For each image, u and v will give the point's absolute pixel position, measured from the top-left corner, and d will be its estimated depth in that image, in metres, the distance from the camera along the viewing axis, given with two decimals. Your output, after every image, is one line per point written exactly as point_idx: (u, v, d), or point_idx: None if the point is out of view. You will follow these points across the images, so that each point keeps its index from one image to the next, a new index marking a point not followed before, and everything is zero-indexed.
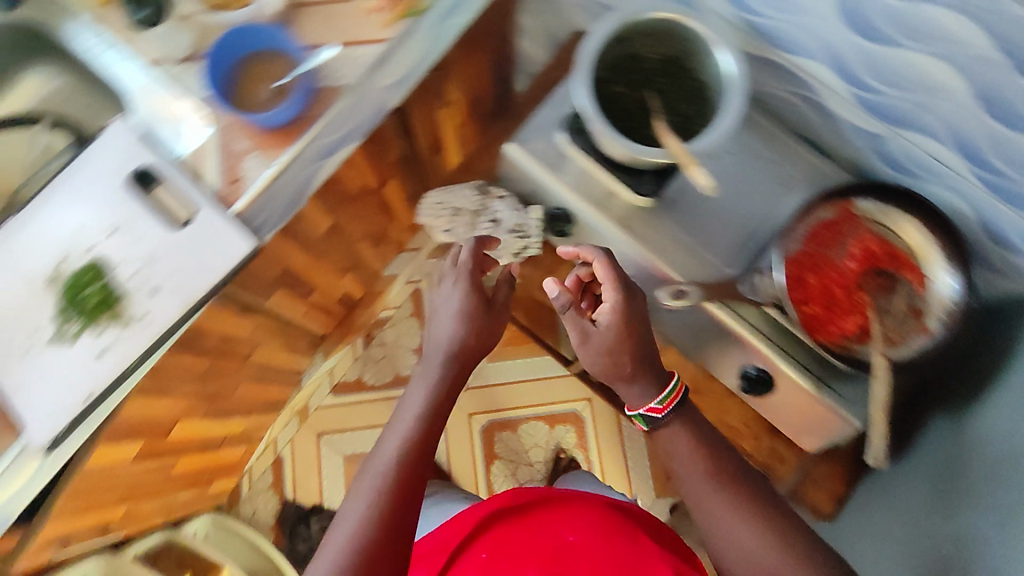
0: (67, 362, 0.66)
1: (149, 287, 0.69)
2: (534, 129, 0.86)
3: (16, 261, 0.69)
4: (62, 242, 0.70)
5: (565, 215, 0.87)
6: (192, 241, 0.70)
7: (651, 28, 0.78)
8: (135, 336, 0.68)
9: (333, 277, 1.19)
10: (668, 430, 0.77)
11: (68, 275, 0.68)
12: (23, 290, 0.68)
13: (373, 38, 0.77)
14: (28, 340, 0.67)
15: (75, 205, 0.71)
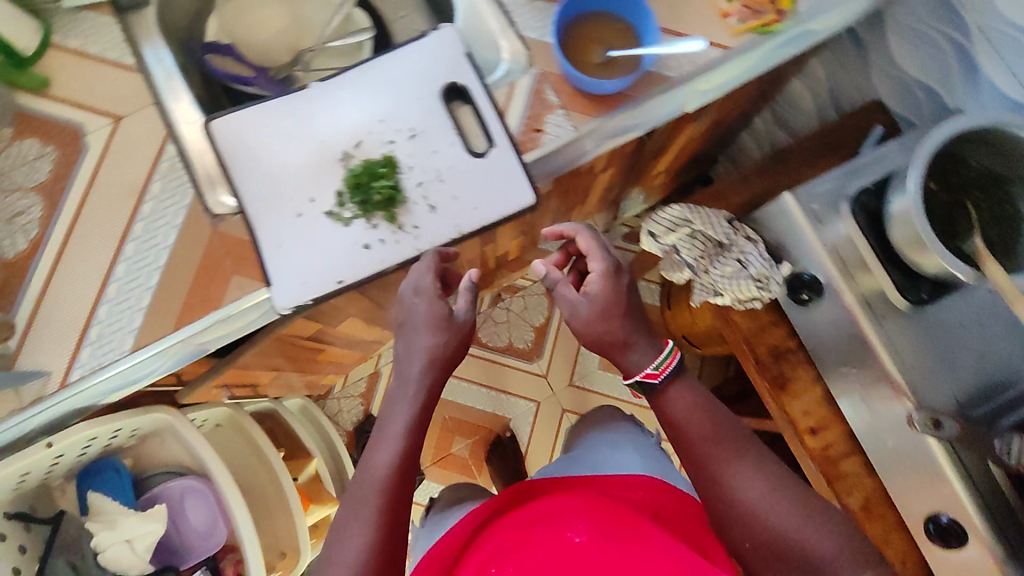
0: (335, 242, 0.67)
1: (431, 204, 0.68)
2: (819, 188, 0.80)
3: (315, 125, 0.69)
4: (364, 125, 0.69)
5: (817, 285, 0.81)
6: (484, 175, 0.69)
7: (999, 138, 0.70)
8: (403, 244, 0.68)
9: (515, 236, 1.17)
10: (670, 394, 0.70)
11: (361, 160, 0.68)
12: (313, 156, 0.68)
13: (718, 40, 0.73)
14: (305, 207, 0.67)
15: (385, 94, 0.70)
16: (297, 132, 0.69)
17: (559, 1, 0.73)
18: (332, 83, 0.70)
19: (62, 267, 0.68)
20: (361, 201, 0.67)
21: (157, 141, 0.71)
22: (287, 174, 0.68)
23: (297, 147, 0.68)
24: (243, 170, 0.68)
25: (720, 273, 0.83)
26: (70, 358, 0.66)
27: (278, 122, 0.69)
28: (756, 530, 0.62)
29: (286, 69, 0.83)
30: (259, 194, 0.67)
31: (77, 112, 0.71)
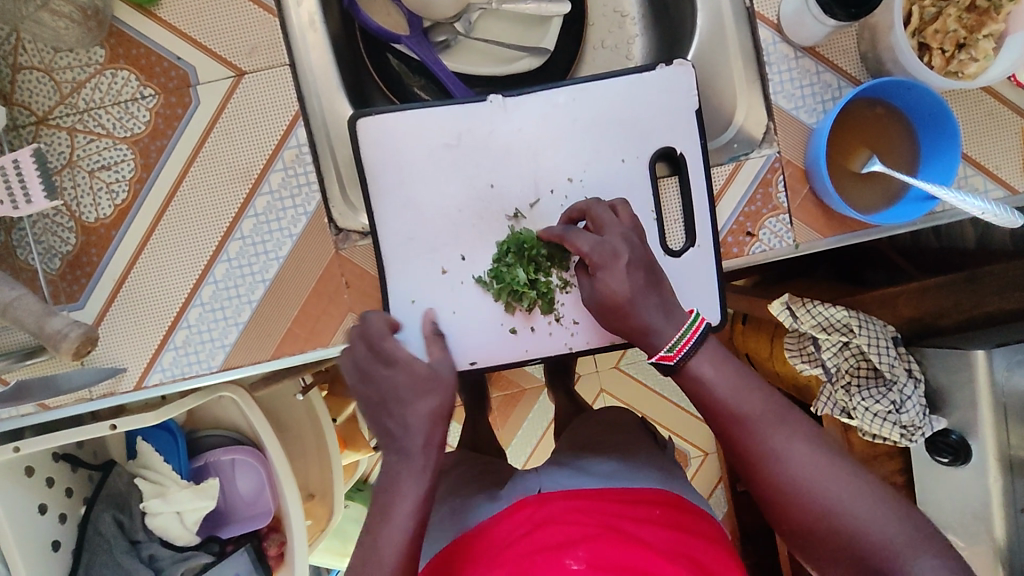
0: (481, 319, 0.57)
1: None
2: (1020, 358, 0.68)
3: (490, 164, 0.57)
4: (547, 181, 0.57)
5: (960, 448, 0.72)
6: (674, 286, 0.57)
7: None
8: (555, 337, 0.58)
9: None
10: (691, 367, 0.48)
11: (534, 228, 0.58)
12: (481, 203, 0.57)
13: (1006, 178, 0.58)
14: (457, 264, 0.57)
15: (579, 145, 0.57)
16: (468, 168, 0.57)
17: (836, 68, 0.56)
18: (521, 110, 0.57)
19: (155, 247, 0.56)
20: (518, 280, 0.56)
21: (287, 117, 0.56)
22: (445, 217, 0.57)
23: (462, 186, 0.57)
24: (393, 200, 0.57)
25: (866, 405, 0.75)
26: (150, 359, 0.56)
27: (448, 147, 0.57)
28: (804, 516, 0.46)
29: (449, 27, 0.66)
30: (405, 233, 0.57)
31: (192, 51, 0.55)
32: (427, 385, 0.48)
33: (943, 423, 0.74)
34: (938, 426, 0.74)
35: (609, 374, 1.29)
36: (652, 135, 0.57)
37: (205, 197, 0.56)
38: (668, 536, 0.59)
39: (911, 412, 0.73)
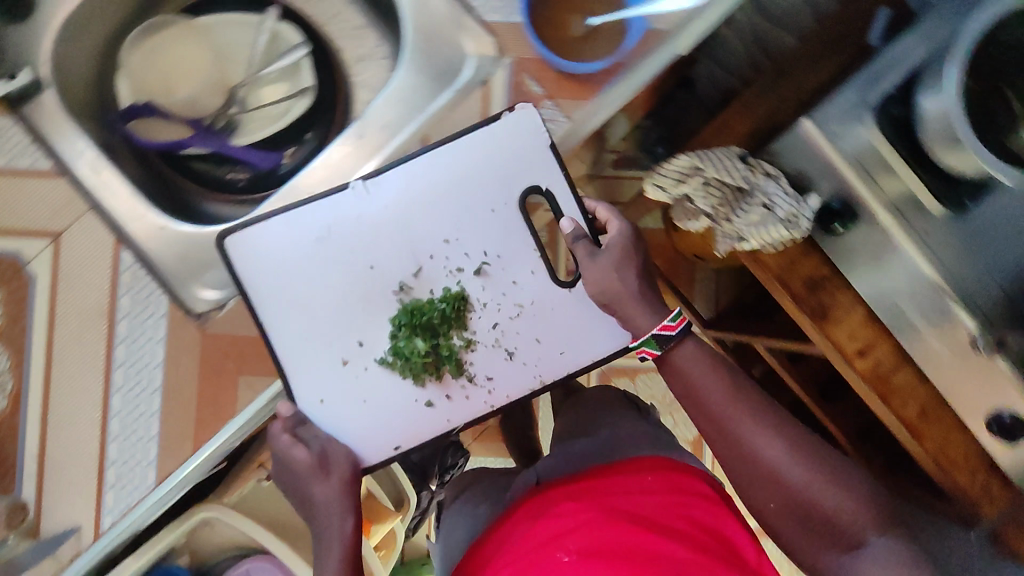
0: (391, 400, 0.65)
1: (508, 350, 0.66)
2: (841, 106, 0.71)
3: (372, 245, 0.63)
4: (425, 248, 0.64)
5: (847, 209, 0.75)
6: (570, 319, 0.66)
7: None
8: (476, 396, 0.66)
9: None
10: (672, 354, 0.66)
11: (424, 293, 0.64)
12: (379, 287, 0.64)
13: None
14: (360, 360, 0.64)
15: (445, 206, 0.63)
16: (346, 257, 0.63)
17: None
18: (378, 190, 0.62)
19: (57, 410, 0.61)
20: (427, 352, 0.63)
21: (110, 250, 0.62)
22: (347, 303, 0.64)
23: (340, 270, 0.63)
24: (292, 322, 0.63)
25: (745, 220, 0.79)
26: (95, 507, 0.60)
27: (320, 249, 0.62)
28: (777, 481, 0.65)
29: (223, 113, 0.73)
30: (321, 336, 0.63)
31: (13, 241, 0.63)
32: (319, 465, 0.62)
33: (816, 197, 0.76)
34: (811, 203, 0.76)
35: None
36: (508, 175, 0.64)
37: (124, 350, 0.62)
38: (649, 497, 0.65)
39: (784, 205, 0.76)
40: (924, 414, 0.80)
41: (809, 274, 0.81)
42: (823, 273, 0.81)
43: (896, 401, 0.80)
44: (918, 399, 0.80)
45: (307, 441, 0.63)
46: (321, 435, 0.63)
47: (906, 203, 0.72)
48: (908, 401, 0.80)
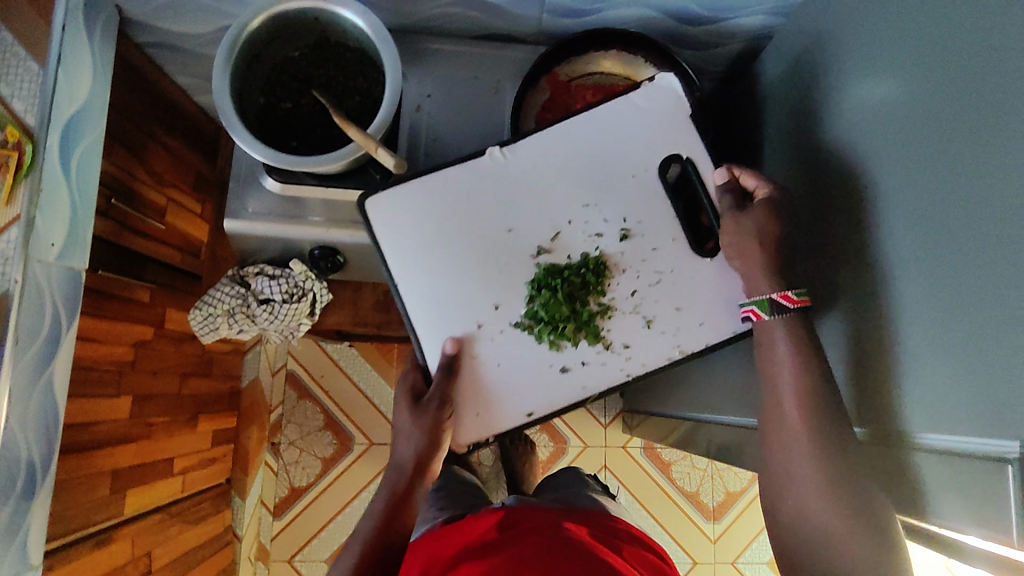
0: (525, 367, 0.69)
1: (646, 317, 0.70)
2: (235, 193, 0.77)
3: (501, 211, 0.71)
4: (595, 223, 0.71)
5: (326, 249, 0.79)
6: (707, 289, 0.70)
7: (267, 30, 0.71)
8: (613, 363, 0.70)
9: (187, 429, 1.10)
10: (767, 329, 0.61)
11: (561, 260, 0.71)
12: (518, 245, 0.71)
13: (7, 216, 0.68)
14: (494, 331, 0.70)
15: (556, 188, 0.71)
16: (486, 226, 0.71)
17: None
18: (496, 164, 0.71)
19: None
20: (561, 311, 0.69)
21: None
22: (489, 262, 0.70)
23: (484, 241, 0.71)
24: (438, 328, 0.70)
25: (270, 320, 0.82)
26: None
27: (455, 207, 0.71)
28: (795, 490, 0.57)
29: None
30: (472, 300, 0.70)
31: None
32: (438, 419, 0.68)
33: (299, 262, 0.81)
34: (295, 271, 0.80)
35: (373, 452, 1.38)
36: (633, 143, 0.72)
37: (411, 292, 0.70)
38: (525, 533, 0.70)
39: (277, 288, 0.80)
40: None
41: (377, 301, 0.87)
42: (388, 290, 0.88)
43: None
44: None
45: (430, 402, 0.68)
46: (498, 365, 0.69)
47: (345, 208, 0.78)
48: None
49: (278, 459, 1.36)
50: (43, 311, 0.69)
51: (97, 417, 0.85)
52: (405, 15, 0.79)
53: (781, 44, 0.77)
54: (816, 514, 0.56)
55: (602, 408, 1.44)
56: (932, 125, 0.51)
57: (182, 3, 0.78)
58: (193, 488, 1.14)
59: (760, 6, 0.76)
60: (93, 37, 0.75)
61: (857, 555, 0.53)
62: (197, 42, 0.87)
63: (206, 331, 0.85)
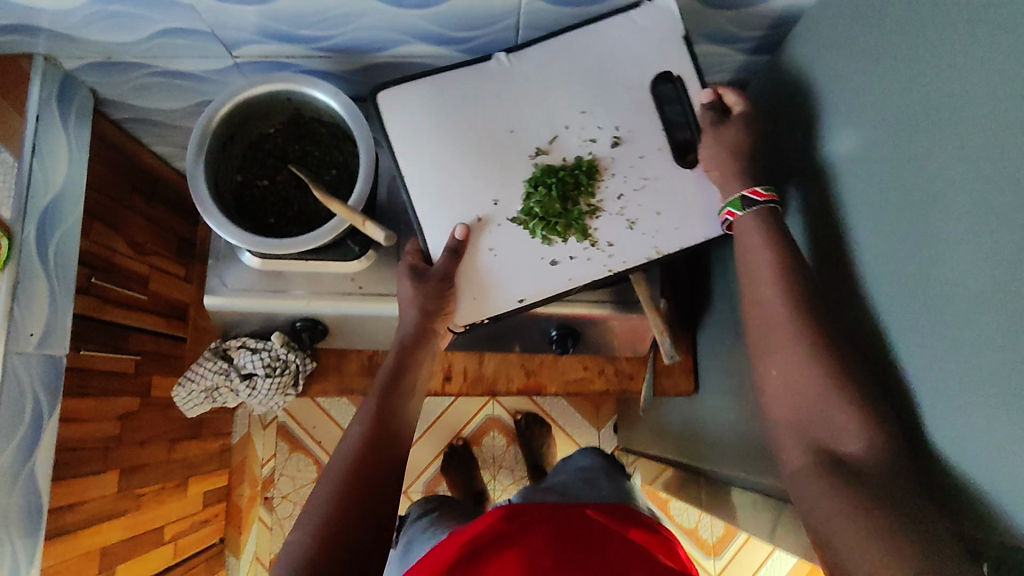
0: (519, 249, 0.66)
1: (630, 219, 0.66)
2: (215, 270, 0.77)
3: (496, 114, 0.68)
4: (587, 125, 0.67)
5: (308, 319, 0.79)
6: (694, 198, 0.66)
7: (239, 113, 0.72)
8: (595, 260, 0.66)
9: (175, 494, 1.09)
10: (744, 218, 0.60)
11: (557, 161, 0.67)
12: (515, 143, 0.67)
13: None
14: (487, 235, 0.66)
15: (553, 95, 0.68)
16: (488, 121, 0.67)
17: None
18: (496, 74, 0.68)
19: None
20: (546, 203, 0.65)
21: None
22: (487, 161, 0.67)
23: (487, 138, 0.67)
24: (440, 221, 0.66)
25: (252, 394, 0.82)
26: None
27: (456, 113, 0.68)
28: (797, 366, 0.53)
29: None
30: (473, 194, 0.66)
31: None
32: (437, 294, 0.64)
33: (279, 333, 0.81)
34: (275, 344, 0.80)
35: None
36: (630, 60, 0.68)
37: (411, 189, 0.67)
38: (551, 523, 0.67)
39: (259, 362, 0.79)
40: (529, 372, 0.89)
41: (361, 366, 0.86)
42: (372, 355, 0.87)
43: (499, 382, 0.89)
44: (513, 366, 0.88)
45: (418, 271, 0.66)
46: (496, 228, 0.66)
47: (326, 279, 0.78)
48: (510, 372, 0.88)
49: (272, 513, 1.35)
50: (22, 402, 0.69)
51: (83, 498, 0.84)
52: (376, 84, 0.80)
53: (750, 97, 0.78)
54: (801, 394, 0.52)
55: (598, 446, 1.43)
56: (886, 194, 0.50)
57: (156, 84, 0.79)
58: (183, 554, 1.13)
59: (726, 63, 0.77)
60: (67, 123, 0.75)
61: (837, 423, 0.50)
62: (173, 116, 0.87)
63: (187, 405, 0.84)
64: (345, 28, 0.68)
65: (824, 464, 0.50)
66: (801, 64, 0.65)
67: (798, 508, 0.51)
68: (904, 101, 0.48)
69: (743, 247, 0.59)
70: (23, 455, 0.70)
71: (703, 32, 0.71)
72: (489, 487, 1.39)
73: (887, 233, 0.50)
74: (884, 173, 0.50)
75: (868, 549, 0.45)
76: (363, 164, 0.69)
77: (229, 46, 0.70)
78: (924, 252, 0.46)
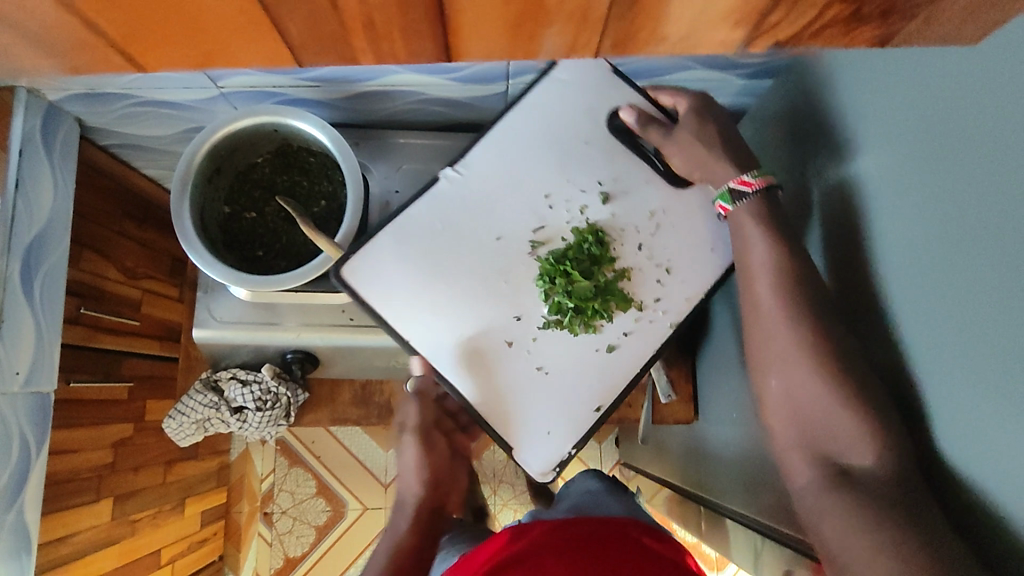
0: (566, 346, 0.65)
1: (665, 266, 0.67)
2: (205, 303, 0.76)
3: (462, 222, 0.67)
4: (568, 189, 0.68)
5: (300, 352, 0.78)
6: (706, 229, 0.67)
7: (225, 147, 0.70)
8: (654, 326, 0.66)
9: (173, 516, 1.08)
10: (740, 210, 0.60)
11: (559, 244, 0.67)
12: (503, 252, 0.66)
13: None
14: (526, 356, 0.65)
15: (524, 180, 0.68)
16: (472, 236, 0.66)
17: None
18: (450, 187, 0.67)
19: None
20: (569, 298, 0.65)
21: None
22: (480, 279, 0.66)
23: (472, 249, 0.66)
24: (466, 334, 0.65)
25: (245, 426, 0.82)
26: None
27: (428, 227, 0.67)
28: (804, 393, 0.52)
29: None
30: (491, 321, 0.65)
31: None
32: (422, 437, 0.69)
33: (271, 365, 0.79)
34: (266, 376, 0.79)
35: (367, 519, 1.36)
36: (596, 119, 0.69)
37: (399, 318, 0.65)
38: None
39: (250, 396, 0.79)
40: None
41: (355, 396, 0.85)
42: (366, 384, 0.86)
43: None
44: None
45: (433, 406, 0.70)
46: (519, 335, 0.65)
47: (318, 310, 0.76)
48: None
49: (272, 529, 1.34)
50: (10, 439, 0.69)
51: (75, 528, 0.83)
52: (368, 111, 0.78)
53: (751, 123, 0.76)
54: (805, 408, 0.52)
55: (598, 460, 1.42)
56: (914, 241, 0.48)
57: (144, 113, 0.77)
58: (182, 575, 1.13)
59: (727, 88, 0.75)
60: (52, 154, 0.74)
61: (849, 438, 0.50)
62: (163, 142, 0.86)
63: (179, 436, 0.83)
64: (331, 60, 0.66)
65: (835, 485, 0.49)
66: (808, 95, 0.63)
67: (811, 531, 0.50)
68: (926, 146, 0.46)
69: (755, 275, 0.57)
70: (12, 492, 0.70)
71: (703, 60, 0.69)
72: (489, 501, 1.38)
73: (908, 283, 0.49)
74: (914, 220, 0.48)
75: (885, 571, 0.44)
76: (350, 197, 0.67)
77: (213, 77, 0.69)
78: (946, 309, 0.45)
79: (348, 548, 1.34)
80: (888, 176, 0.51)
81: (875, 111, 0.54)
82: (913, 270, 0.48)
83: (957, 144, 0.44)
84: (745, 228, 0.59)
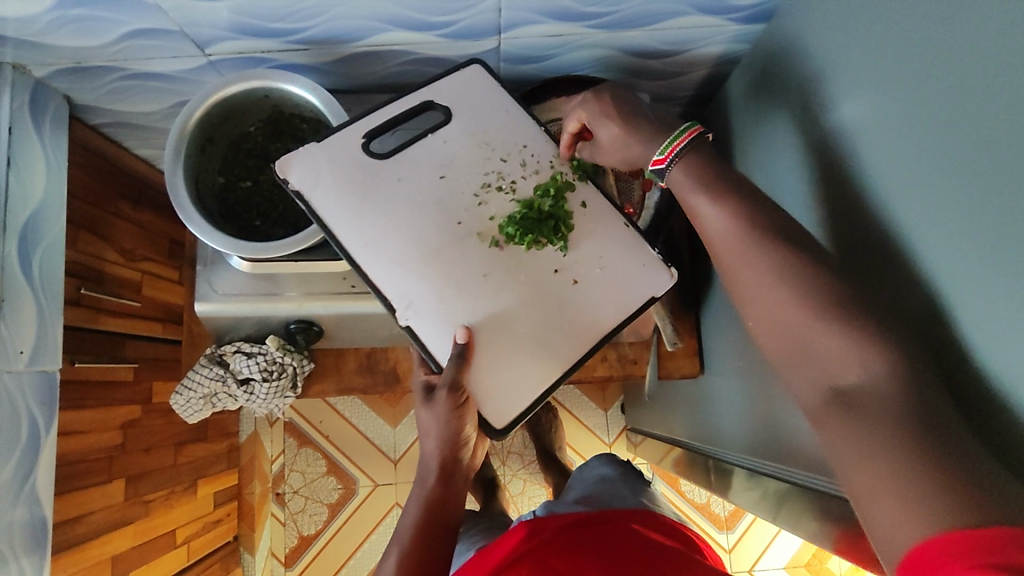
0: (597, 220, 0.65)
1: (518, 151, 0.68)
2: (204, 275, 0.75)
3: (447, 311, 0.62)
4: (455, 201, 0.65)
5: (302, 322, 0.78)
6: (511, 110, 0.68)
7: (215, 115, 0.69)
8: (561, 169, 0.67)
9: (184, 496, 1.09)
10: (681, 164, 0.54)
11: (497, 226, 0.64)
12: (504, 279, 0.63)
13: None
14: (584, 268, 0.64)
15: (425, 228, 0.63)
16: (467, 296, 0.62)
17: None
18: (419, 311, 0.61)
19: None
20: (546, 224, 0.64)
21: None
22: (524, 317, 0.62)
23: (467, 299, 0.62)
24: (502, 332, 0.62)
25: (252, 398, 0.82)
26: None
27: (421, 281, 0.62)
28: (783, 331, 0.46)
29: None
30: (559, 302, 0.63)
31: None
32: (457, 407, 0.61)
33: (274, 337, 0.80)
34: (270, 347, 0.79)
35: (378, 493, 1.36)
36: None
37: (499, 384, 0.61)
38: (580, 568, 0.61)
39: (255, 366, 0.79)
40: None
41: (359, 365, 0.85)
42: (370, 353, 0.86)
43: None
44: None
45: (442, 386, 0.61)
46: (575, 300, 0.63)
47: (320, 279, 0.76)
48: None
49: (285, 509, 1.35)
50: (19, 416, 0.69)
51: (89, 509, 0.83)
52: (357, 75, 0.77)
53: (746, 70, 0.75)
54: (796, 336, 0.45)
55: (605, 427, 1.42)
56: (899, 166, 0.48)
57: (132, 88, 0.76)
58: (197, 555, 1.14)
59: (720, 35, 0.74)
60: (43, 132, 0.73)
61: (831, 361, 0.43)
62: (152, 118, 0.85)
63: (187, 412, 0.83)
64: (319, 19, 0.65)
65: (829, 412, 0.42)
66: (800, 31, 0.62)
67: (843, 475, 0.41)
68: (921, 67, 0.46)
69: (698, 218, 0.52)
70: (23, 472, 0.70)
71: (695, 4, 0.68)
72: (498, 472, 1.39)
73: (896, 207, 0.48)
74: (899, 148, 0.48)
75: (897, 502, 0.37)
76: (291, 162, 0.64)
77: (200, 44, 0.68)
78: (937, 228, 0.44)
79: (361, 523, 1.35)
80: (876, 108, 0.50)
81: (855, 48, 0.53)
82: (900, 193, 0.47)
83: (948, 55, 0.43)
84: (689, 192, 0.53)
